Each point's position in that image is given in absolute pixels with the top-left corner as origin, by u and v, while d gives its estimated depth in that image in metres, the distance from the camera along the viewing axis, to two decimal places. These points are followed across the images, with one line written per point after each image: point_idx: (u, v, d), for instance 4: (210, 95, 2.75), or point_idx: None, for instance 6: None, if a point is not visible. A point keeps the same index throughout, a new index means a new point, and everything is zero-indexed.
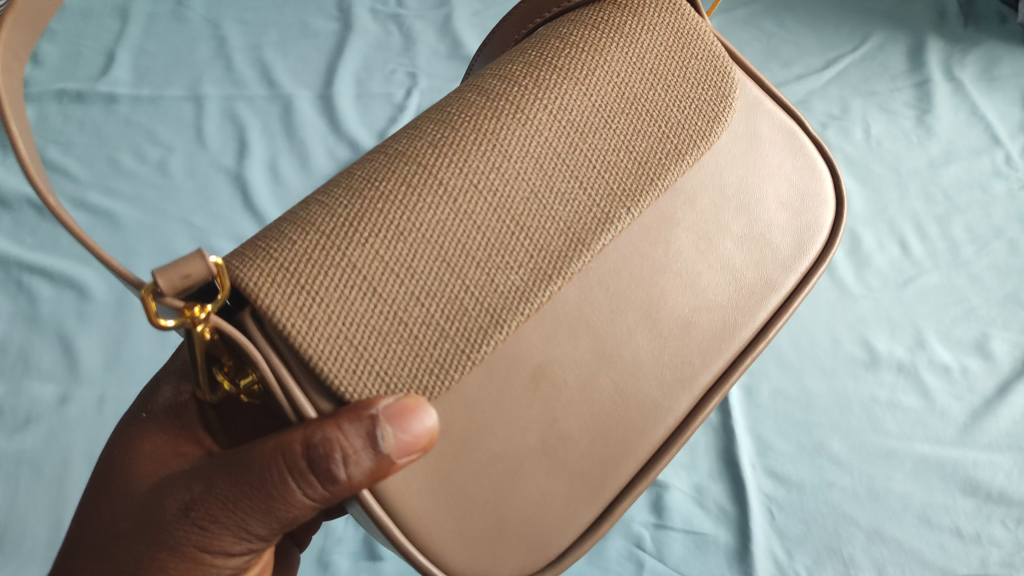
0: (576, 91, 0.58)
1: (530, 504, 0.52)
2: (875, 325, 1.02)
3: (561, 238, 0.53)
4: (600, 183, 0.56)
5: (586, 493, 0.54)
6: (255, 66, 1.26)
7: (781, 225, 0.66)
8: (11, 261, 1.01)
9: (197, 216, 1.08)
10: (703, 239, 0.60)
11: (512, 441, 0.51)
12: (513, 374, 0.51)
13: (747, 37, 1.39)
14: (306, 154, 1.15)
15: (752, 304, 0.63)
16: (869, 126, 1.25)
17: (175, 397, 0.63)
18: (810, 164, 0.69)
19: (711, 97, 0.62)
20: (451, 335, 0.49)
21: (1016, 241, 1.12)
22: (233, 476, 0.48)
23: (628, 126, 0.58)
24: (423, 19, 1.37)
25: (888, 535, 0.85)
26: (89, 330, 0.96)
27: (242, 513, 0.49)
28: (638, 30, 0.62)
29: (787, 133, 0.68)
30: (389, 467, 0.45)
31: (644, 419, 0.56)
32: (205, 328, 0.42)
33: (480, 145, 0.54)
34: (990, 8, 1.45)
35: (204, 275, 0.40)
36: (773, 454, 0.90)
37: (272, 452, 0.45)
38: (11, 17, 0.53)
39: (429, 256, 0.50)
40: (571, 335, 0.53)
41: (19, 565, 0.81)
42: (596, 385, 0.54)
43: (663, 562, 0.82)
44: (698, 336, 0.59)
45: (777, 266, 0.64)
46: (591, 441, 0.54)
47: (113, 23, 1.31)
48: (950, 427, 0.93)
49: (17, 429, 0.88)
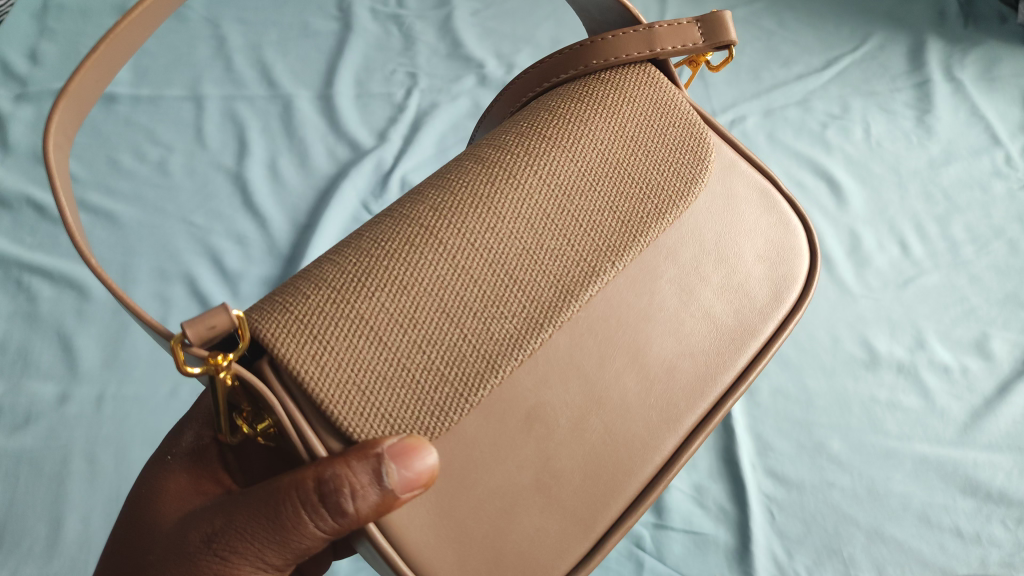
0: (566, 149, 0.59)
1: (526, 541, 0.50)
2: (875, 325, 1.02)
3: (551, 290, 0.53)
4: (588, 238, 0.56)
5: (576, 529, 0.52)
6: (255, 66, 1.26)
7: (760, 276, 0.63)
8: (12, 261, 1.01)
9: (197, 215, 1.08)
10: (685, 291, 0.59)
11: (507, 478, 0.50)
12: (509, 415, 0.51)
13: (747, 36, 1.39)
14: (305, 154, 1.15)
15: (731, 351, 0.60)
16: (868, 126, 1.25)
17: (197, 437, 0.65)
18: (784, 222, 0.66)
19: (687, 161, 0.62)
20: (450, 381, 0.49)
21: (1016, 241, 1.12)
22: (252, 510, 0.50)
23: (612, 187, 0.59)
24: (423, 19, 1.37)
25: (888, 535, 0.85)
26: (89, 329, 0.96)
27: (260, 545, 0.50)
28: (623, 94, 0.64)
29: (760, 193, 0.66)
30: (395, 501, 0.45)
31: (628, 460, 0.54)
32: (226, 374, 0.44)
33: (475, 207, 0.55)
34: (990, 8, 1.45)
35: (228, 326, 0.43)
36: (773, 454, 0.90)
37: (286, 486, 0.47)
38: (64, 101, 0.55)
39: (429, 308, 0.51)
40: (564, 377, 0.53)
41: (18, 564, 0.80)
42: (587, 426, 0.53)
43: (663, 562, 0.82)
44: (683, 381, 0.58)
45: (755, 314, 0.62)
46: (581, 483, 0.52)
47: (113, 23, 1.31)
48: (950, 427, 0.93)
49: (17, 428, 0.88)
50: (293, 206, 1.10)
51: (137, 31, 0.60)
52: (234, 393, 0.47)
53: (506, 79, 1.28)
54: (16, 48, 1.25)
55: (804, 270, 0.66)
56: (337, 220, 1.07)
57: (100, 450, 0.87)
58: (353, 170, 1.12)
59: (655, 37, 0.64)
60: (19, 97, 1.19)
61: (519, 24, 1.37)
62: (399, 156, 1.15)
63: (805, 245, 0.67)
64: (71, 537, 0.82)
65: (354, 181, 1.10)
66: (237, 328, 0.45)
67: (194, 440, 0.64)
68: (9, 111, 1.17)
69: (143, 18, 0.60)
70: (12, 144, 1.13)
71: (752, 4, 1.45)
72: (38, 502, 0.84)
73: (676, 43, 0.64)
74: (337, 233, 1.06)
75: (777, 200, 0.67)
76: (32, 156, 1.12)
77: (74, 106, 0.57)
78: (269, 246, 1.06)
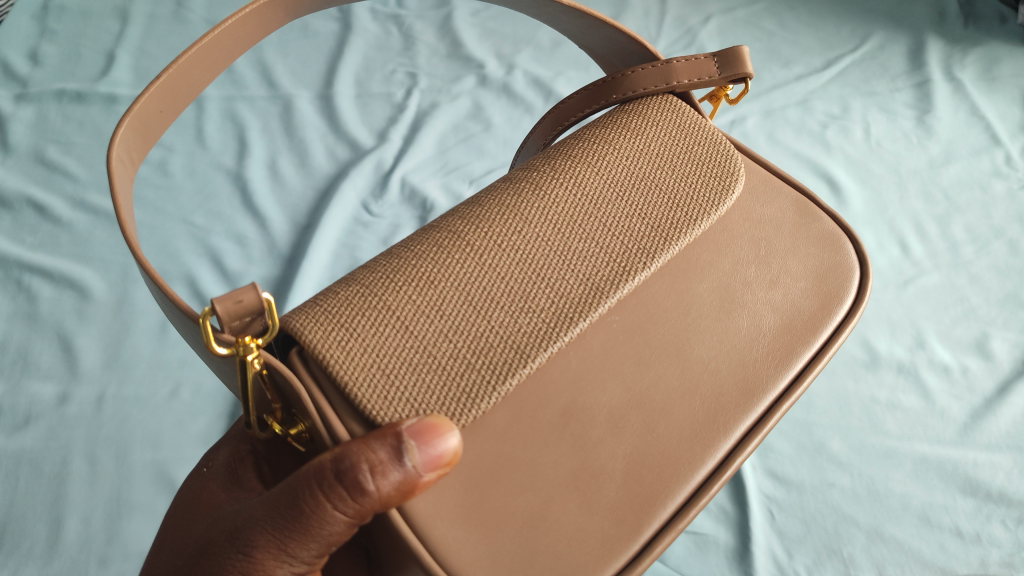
0: (590, 164, 0.61)
1: (565, 537, 0.47)
2: (875, 325, 1.02)
3: (581, 286, 0.53)
4: (617, 241, 0.56)
5: (622, 531, 0.48)
6: (255, 66, 1.26)
7: (804, 283, 0.62)
8: (12, 261, 1.01)
9: (197, 215, 1.08)
10: (725, 300, 0.58)
11: (542, 471, 0.48)
12: (541, 410, 0.50)
13: (747, 36, 1.39)
14: (306, 153, 1.14)
15: (785, 352, 0.58)
16: (869, 126, 1.26)
17: (232, 453, 0.65)
18: (829, 234, 0.65)
19: (718, 173, 0.63)
20: (478, 368, 0.49)
21: (1016, 241, 1.12)
22: (272, 503, 0.48)
23: (639, 195, 0.60)
24: (423, 19, 1.37)
25: (888, 535, 0.84)
26: (90, 329, 0.96)
27: (281, 536, 0.48)
28: (645, 120, 0.65)
29: (797, 204, 0.66)
30: (417, 481, 0.44)
31: (674, 459, 0.51)
32: (254, 359, 0.45)
33: (503, 214, 0.57)
34: (989, 8, 1.45)
35: (255, 304, 0.43)
36: (773, 454, 0.90)
37: (304, 473, 0.46)
38: (129, 120, 0.62)
39: (456, 302, 0.51)
40: (599, 378, 0.52)
41: (19, 564, 0.80)
42: (626, 424, 0.51)
43: (663, 562, 0.81)
44: (731, 382, 0.55)
45: (805, 321, 0.60)
46: (622, 481, 0.50)
47: (113, 23, 1.31)
48: (950, 427, 0.93)
49: (17, 428, 0.88)
50: (293, 205, 1.10)
51: (195, 69, 0.68)
52: (262, 386, 0.48)
53: (506, 80, 1.28)
54: (16, 49, 1.25)
55: (857, 283, 0.64)
56: (337, 220, 1.07)
57: (100, 450, 0.87)
58: (353, 170, 1.11)
59: (672, 71, 0.67)
60: (19, 97, 1.19)
61: (519, 24, 1.37)
62: (400, 156, 1.15)
63: (856, 259, 0.65)
64: (71, 538, 0.82)
65: (355, 182, 1.10)
66: (268, 315, 0.45)
67: (230, 453, 0.65)
68: (9, 111, 1.16)
69: (198, 57, 0.67)
70: (12, 144, 1.13)
71: (752, 4, 1.45)
72: (39, 502, 0.84)
73: (692, 75, 0.67)
74: (337, 233, 1.06)
75: (814, 211, 0.66)
76: (32, 156, 1.12)
77: (135, 129, 0.64)
78: (268, 245, 1.05)
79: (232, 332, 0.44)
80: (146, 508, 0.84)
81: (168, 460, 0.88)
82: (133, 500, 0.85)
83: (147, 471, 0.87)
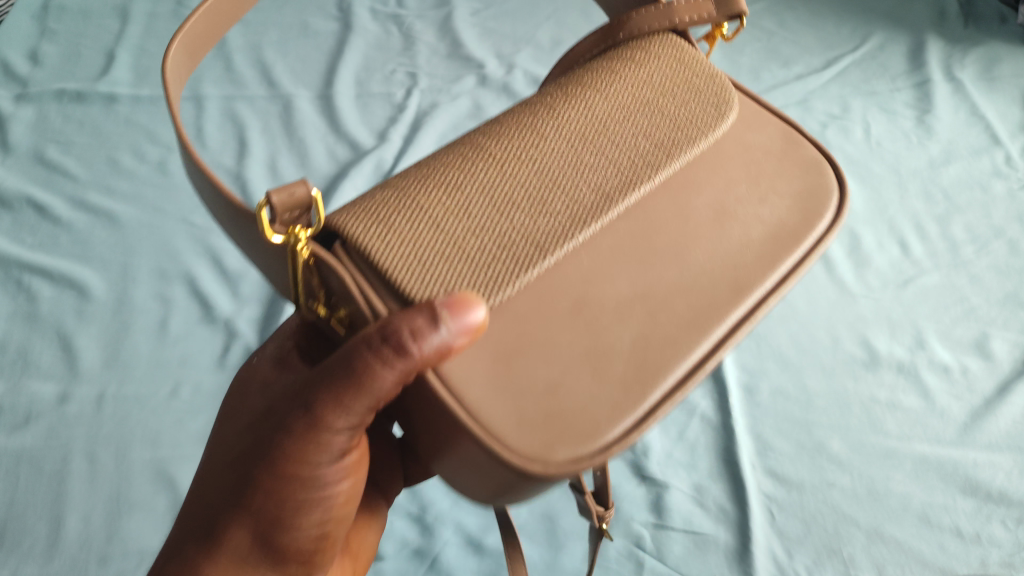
0: (575, 92, 0.61)
1: (522, 439, 0.44)
2: (875, 325, 1.02)
3: (554, 194, 0.53)
4: (594, 158, 0.55)
5: (581, 437, 0.44)
6: (255, 66, 1.27)
7: (788, 201, 0.57)
8: (12, 260, 1.01)
9: (197, 215, 1.08)
10: (718, 213, 0.55)
11: (514, 367, 0.46)
12: (513, 310, 0.48)
13: (747, 36, 1.39)
14: (306, 153, 1.15)
15: (770, 263, 0.53)
16: (869, 126, 1.26)
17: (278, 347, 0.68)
18: (812, 160, 0.61)
19: (711, 106, 0.61)
20: (440, 269, 0.48)
21: (1016, 241, 1.11)
22: (329, 368, 0.48)
23: (623, 118, 0.59)
24: (422, 19, 1.37)
25: (888, 535, 0.85)
26: (90, 328, 0.96)
27: (337, 388, 0.47)
28: (642, 55, 0.65)
29: (787, 139, 0.62)
30: (456, 345, 0.43)
31: (650, 364, 0.47)
32: (303, 248, 0.47)
33: (488, 138, 0.57)
34: (989, 7, 1.45)
35: (304, 195, 0.46)
36: (773, 454, 0.91)
37: (356, 341, 0.45)
38: None
39: (430, 206, 0.51)
40: (576, 280, 0.50)
41: (18, 564, 0.80)
42: (607, 321, 0.48)
43: (663, 562, 0.83)
44: (712, 286, 0.51)
45: (791, 239, 0.55)
46: (591, 381, 0.46)
47: (113, 23, 1.31)
48: (950, 427, 0.93)
49: (17, 427, 0.88)
50: None
51: (181, 60, 0.69)
52: (311, 276, 0.49)
53: (506, 80, 1.28)
54: (16, 48, 1.25)
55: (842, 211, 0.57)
56: None
57: (100, 450, 0.87)
58: (353, 170, 1.12)
59: (673, 9, 0.66)
60: (19, 96, 1.19)
61: (519, 24, 1.38)
62: (399, 156, 1.15)
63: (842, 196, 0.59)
64: (71, 537, 0.82)
65: (356, 183, 1.10)
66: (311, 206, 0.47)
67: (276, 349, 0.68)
68: (9, 111, 1.17)
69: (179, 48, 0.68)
70: (12, 144, 1.13)
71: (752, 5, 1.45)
72: (39, 501, 0.83)
73: (692, 14, 0.66)
74: None
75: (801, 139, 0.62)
76: (32, 156, 1.12)
77: None
78: None
79: (284, 222, 0.47)
80: (147, 507, 0.84)
81: (168, 460, 0.87)
82: (134, 499, 0.85)
83: (147, 470, 0.87)
